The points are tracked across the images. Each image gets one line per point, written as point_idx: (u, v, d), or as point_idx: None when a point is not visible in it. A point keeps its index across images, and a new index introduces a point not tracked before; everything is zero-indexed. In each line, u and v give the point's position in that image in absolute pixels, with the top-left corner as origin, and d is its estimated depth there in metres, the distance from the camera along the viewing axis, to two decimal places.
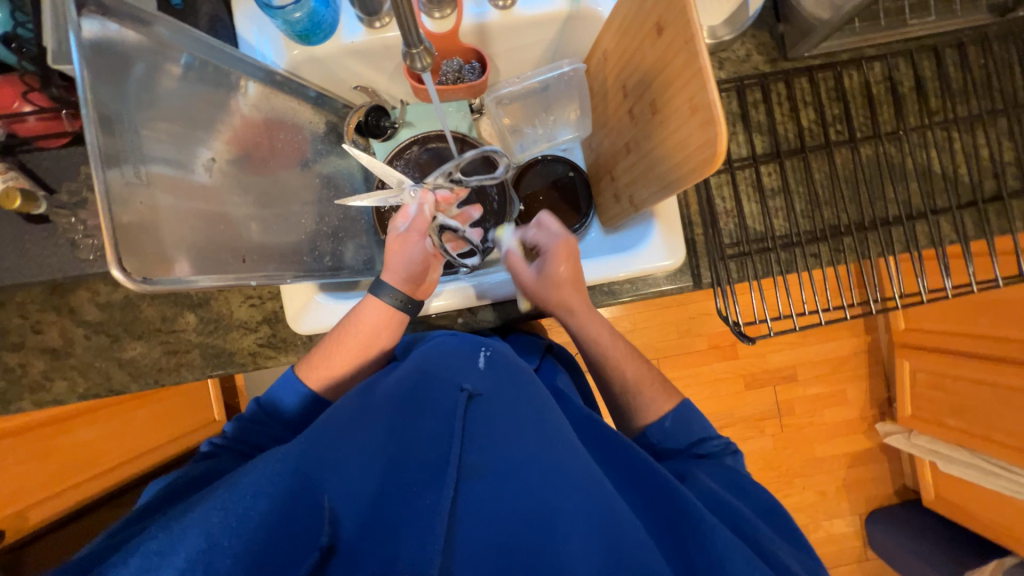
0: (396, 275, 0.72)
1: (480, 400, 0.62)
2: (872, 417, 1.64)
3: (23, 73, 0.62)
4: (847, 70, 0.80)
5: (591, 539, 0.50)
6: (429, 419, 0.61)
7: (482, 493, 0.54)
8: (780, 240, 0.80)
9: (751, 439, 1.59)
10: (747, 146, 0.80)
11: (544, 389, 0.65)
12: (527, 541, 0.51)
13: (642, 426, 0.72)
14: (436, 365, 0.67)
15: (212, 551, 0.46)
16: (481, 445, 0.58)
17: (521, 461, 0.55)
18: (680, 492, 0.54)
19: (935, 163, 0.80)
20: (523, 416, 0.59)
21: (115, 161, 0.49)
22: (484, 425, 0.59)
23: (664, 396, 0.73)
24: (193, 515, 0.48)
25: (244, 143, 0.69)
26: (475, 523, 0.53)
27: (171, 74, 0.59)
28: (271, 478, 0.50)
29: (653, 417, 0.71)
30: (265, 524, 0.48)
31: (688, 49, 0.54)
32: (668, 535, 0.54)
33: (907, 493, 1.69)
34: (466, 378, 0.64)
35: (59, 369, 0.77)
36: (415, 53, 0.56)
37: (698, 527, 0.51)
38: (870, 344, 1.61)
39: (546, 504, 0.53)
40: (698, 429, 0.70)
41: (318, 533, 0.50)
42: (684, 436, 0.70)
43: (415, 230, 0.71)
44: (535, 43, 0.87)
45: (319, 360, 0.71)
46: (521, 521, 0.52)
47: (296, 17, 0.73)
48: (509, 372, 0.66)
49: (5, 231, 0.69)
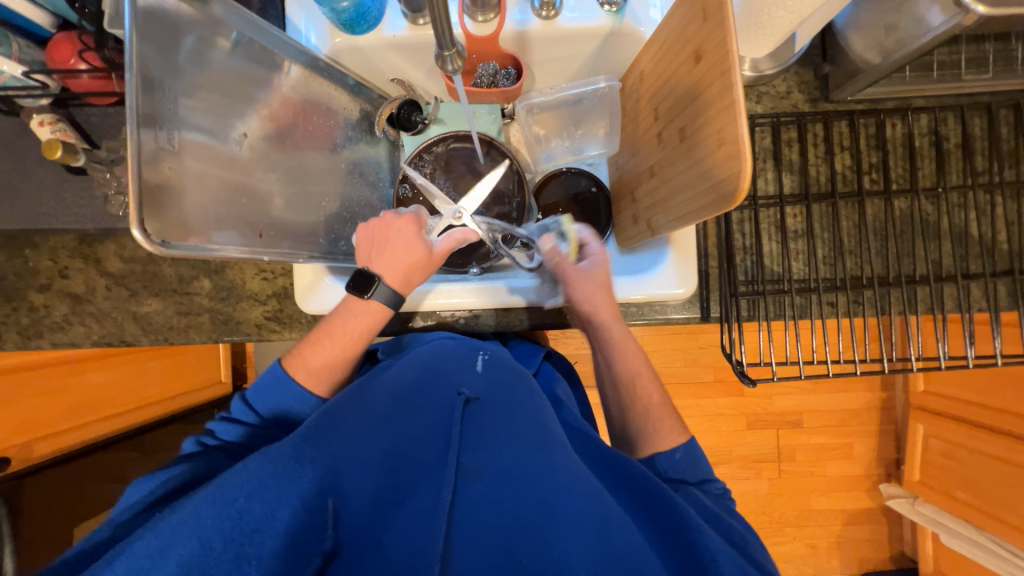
0: (405, 285, 0.71)
1: (477, 403, 0.63)
2: (876, 476, 1.57)
3: (83, 33, 0.67)
4: (890, 119, 0.78)
5: (587, 548, 0.49)
6: (427, 420, 0.62)
7: (480, 496, 0.55)
8: (797, 284, 0.78)
9: (745, 480, 1.54)
10: (775, 184, 0.79)
11: (538, 395, 0.67)
12: (529, 543, 0.51)
13: (649, 455, 0.70)
14: (437, 366, 0.69)
15: (203, 552, 0.45)
16: (477, 447, 0.59)
17: (515, 465, 0.57)
18: (674, 502, 0.53)
19: (973, 226, 0.77)
20: (518, 422, 0.61)
21: (150, 124, 0.51)
22: (481, 427, 0.61)
23: (676, 430, 0.71)
24: (177, 514, 0.46)
25: (279, 122, 0.71)
26: (475, 522, 0.53)
27: (220, 49, 0.62)
28: (264, 478, 0.49)
29: (661, 448, 0.69)
30: (260, 523, 0.47)
31: (724, 80, 0.53)
32: (665, 544, 0.52)
33: (903, 562, 1.62)
34: (465, 381, 0.66)
35: (79, 315, 0.81)
36: (447, 55, 0.56)
37: (694, 537, 0.50)
38: (884, 401, 1.55)
39: (542, 509, 0.53)
40: (703, 469, 0.68)
41: (322, 537, 0.51)
42: (691, 473, 0.68)
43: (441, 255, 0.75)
44: (573, 56, 0.87)
45: (311, 354, 0.69)
46: (520, 524, 0.53)
47: (343, 7, 0.75)
48: (504, 377, 0.68)
49: (48, 178, 0.73)
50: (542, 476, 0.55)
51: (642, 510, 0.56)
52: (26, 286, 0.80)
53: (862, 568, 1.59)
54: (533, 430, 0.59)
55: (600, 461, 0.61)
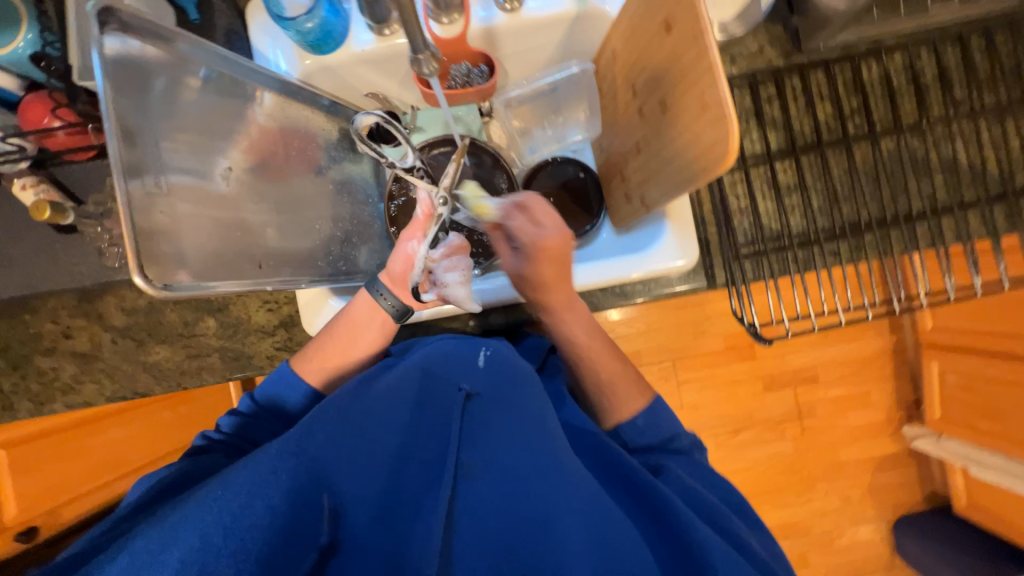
0: (400, 283, 0.70)
1: (478, 399, 0.59)
2: (898, 419, 1.58)
3: (52, 91, 0.66)
4: (866, 62, 0.78)
5: (585, 548, 0.48)
6: (428, 415, 0.58)
7: (483, 493, 0.53)
8: (797, 238, 0.79)
9: (771, 442, 1.55)
10: (761, 143, 0.79)
11: (543, 391, 0.61)
12: (525, 537, 0.49)
13: (613, 423, 0.67)
14: (437, 363, 0.62)
15: (207, 545, 0.45)
16: (477, 443, 0.56)
17: (517, 462, 0.53)
18: (663, 494, 0.53)
19: (962, 156, 0.78)
20: (521, 415, 0.57)
21: (136, 173, 0.50)
22: (485, 426, 0.57)
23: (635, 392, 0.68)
24: (182, 513, 0.46)
25: (261, 150, 0.71)
26: (474, 520, 0.52)
27: (190, 87, 0.61)
28: (263, 477, 0.48)
29: (613, 393, 0.68)
30: (260, 522, 0.47)
31: (697, 46, 0.53)
32: (660, 542, 0.52)
33: (937, 500, 1.62)
34: (464, 375, 0.61)
35: (89, 373, 0.80)
36: (421, 58, 0.58)
37: (685, 530, 0.50)
38: (896, 344, 1.55)
39: (542, 506, 0.50)
40: (667, 425, 0.66)
41: (317, 532, 0.49)
42: (655, 434, 0.65)
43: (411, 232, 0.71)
44: (544, 45, 0.87)
45: (317, 357, 0.68)
46: (517, 519, 0.51)
47: (308, 28, 0.75)
48: (508, 378, 0.60)
49: (40, 241, 0.73)
50: (541, 473, 0.52)
51: (633, 503, 0.56)
52: (30, 351, 0.80)
53: (897, 512, 1.60)
54: (538, 425, 0.56)
55: (603, 455, 0.59)
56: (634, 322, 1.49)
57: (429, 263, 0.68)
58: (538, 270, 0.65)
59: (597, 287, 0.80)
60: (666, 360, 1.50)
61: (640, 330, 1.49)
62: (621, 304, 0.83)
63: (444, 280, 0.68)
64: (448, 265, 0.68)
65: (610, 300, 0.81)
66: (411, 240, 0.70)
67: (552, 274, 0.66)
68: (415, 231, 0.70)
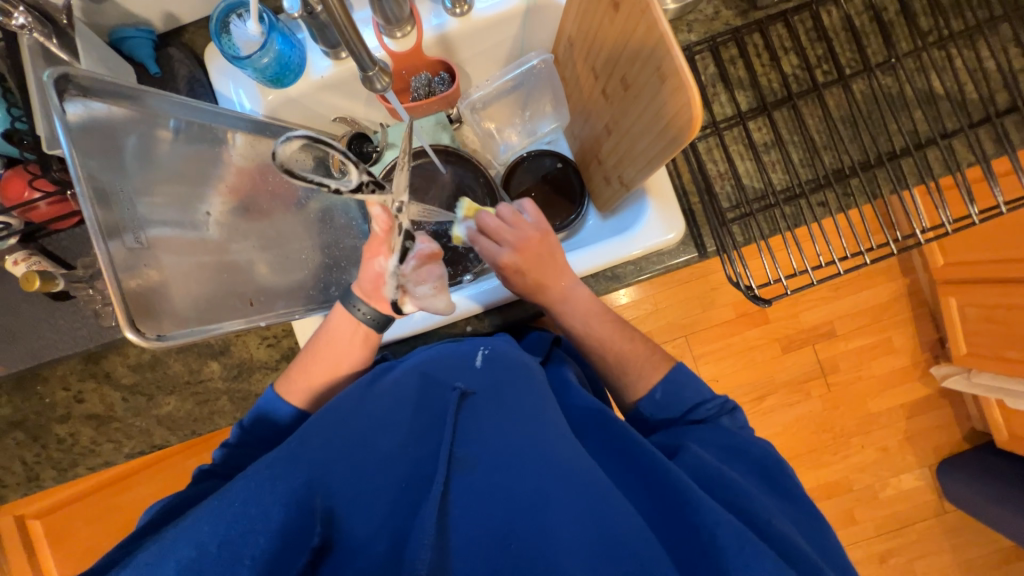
0: (377, 297, 0.69)
1: (473, 397, 0.59)
2: (924, 361, 1.54)
3: (26, 163, 0.68)
4: (824, 8, 0.78)
5: (581, 535, 0.47)
6: (424, 417, 0.58)
7: (478, 485, 0.52)
8: (782, 194, 0.78)
9: (797, 404, 1.52)
10: (731, 105, 0.79)
11: (545, 386, 0.63)
12: (519, 529, 0.48)
13: (634, 402, 0.69)
14: (435, 367, 0.64)
15: (201, 556, 0.44)
16: (473, 437, 0.55)
17: (511, 452, 0.53)
18: (675, 480, 0.52)
19: (938, 86, 0.77)
20: (523, 415, 0.56)
21: (114, 233, 0.52)
22: (481, 422, 0.56)
23: (656, 367, 0.69)
24: (188, 519, 0.47)
25: (240, 193, 0.68)
26: (469, 515, 0.50)
27: (164, 139, 0.61)
28: (261, 484, 0.49)
29: (642, 393, 0.68)
30: (259, 530, 0.46)
31: (647, 18, 0.53)
32: (667, 525, 0.51)
33: (978, 438, 1.57)
34: (461, 376, 0.62)
35: (105, 434, 0.82)
36: (373, 75, 0.61)
37: (692, 511, 0.49)
38: (909, 286, 1.52)
39: (538, 496, 0.50)
40: (691, 395, 0.67)
41: (310, 533, 0.48)
42: (672, 405, 0.67)
43: (372, 249, 0.66)
44: (500, 42, 0.87)
45: (305, 378, 0.69)
46: (512, 511, 0.50)
47: (265, 63, 0.76)
48: (505, 371, 0.62)
49: (39, 312, 0.75)
50: (538, 463, 0.52)
51: (646, 493, 0.54)
52: (47, 421, 0.81)
53: (939, 456, 1.55)
54: (537, 419, 0.56)
55: (610, 440, 0.59)
56: (641, 303, 1.48)
57: (401, 279, 0.66)
58: (523, 271, 0.68)
59: (588, 275, 0.80)
60: (678, 338, 1.49)
61: (647, 310, 1.48)
62: (615, 288, 0.81)
63: (419, 293, 0.68)
64: (417, 278, 0.67)
65: (603, 286, 0.80)
66: (378, 257, 0.66)
67: (537, 271, 0.68)
68: (377, 248, 0.66)
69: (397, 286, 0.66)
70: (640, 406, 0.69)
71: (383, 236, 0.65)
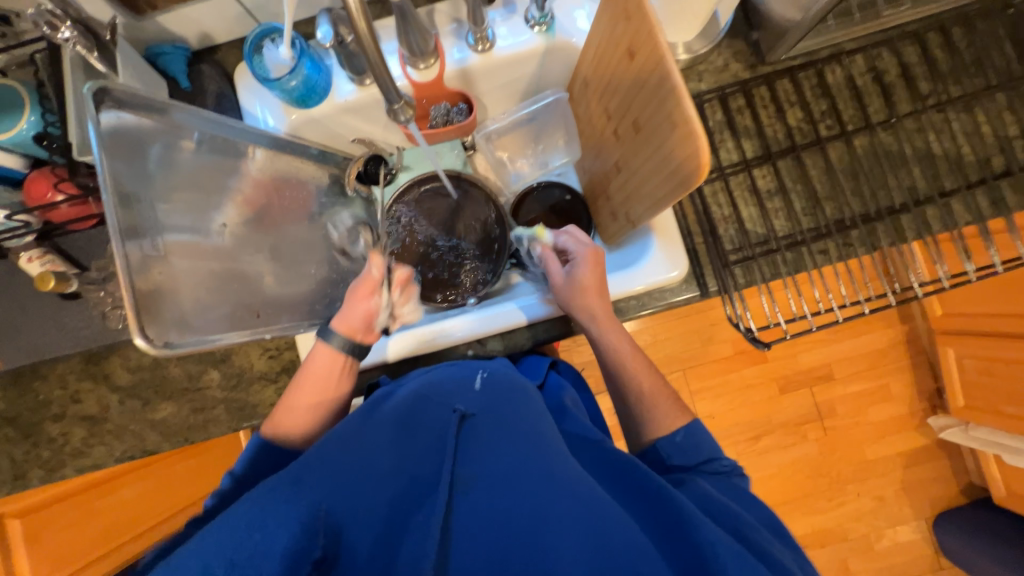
0: (367, 331, 0.73)
1: (472, 419, 0.59)
2: (922, 411, 1.53)
3: (55, 166, 0.71)
4: (829, 66, 0.82)
5: (581, 555, 0.46)
6: (423, 438, 0.58)
7: (480, 504, 0.51)
8: (785, 240, 0.79)
9: (793, 446, 1.51)
10: (737, 151, 0.81)
11: (542, 408, 0.64)
12: (519, 553, 0.47)
13: (652, 440, 0.68)
14: (434, 390, 0.66)
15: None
16: (472, 456, 0.56)
17: (511, 471, 0.53)
18: (671, 496, 0.51)
19: (937, 145, 0.80)
20: (519, 433, 0.57)
21: (134, 235, 0.52)
22: (480, 442, 0.57)
23: (677, 412, 0.69)
24: (196, 540, 0.46)
25: (256, 204, 0.71)
26: (472, 536, 0.49)
27: (185, 150, 0.63)
28: (265, 506, 0.47)
29: (663, 431, 0.67)
30: (261, 546, 0.44)
31: (660, 69, 0.56)
32: (668, 549, 0.49)
33: (976, 493, 1.54)
34: (460, 398, 0.63)
35: (97, 435, 0.81)
36: (397, 107, 0.64)
37: (692, 530, 0.48)
38: (908, 334, 1.52)
39: (535, 517, 0.49)
40: (707, 448, 0.65)
41: (311, 547, 0.46)
42: (660, 442, 0.66)
43: (366, 291, 0.73)
44: (517, 79, 0.91)
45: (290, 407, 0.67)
46: (511, 533, 0.49)
47: (292, 85, 0.80)
48: (502, 393, 0.64)
49: (47, 311, 0.76)
50: (537, 482, 0.51)
51: (646, 514, 0.53)
52: (41, 419, 0.81)
53: (936, 509, 1.52)
54: (534, 437, 0.56)
55: (608, 465, 0.59)
56: (640, 334, 1.48)
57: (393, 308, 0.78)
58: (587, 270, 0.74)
59: None
60: (676, 371, 1.49)
61: (646, 341, 1.48)
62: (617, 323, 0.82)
63: (402, 313, 0.81)
64: (403, 301, 0.82)
65: None
66: (375, 297, 0.73)
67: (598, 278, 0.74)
68: (369, 289, 0.73)
69: (390, 315, 0.78)
70: (649, 442, 0.67)
71: (375, 279, 0.74)
